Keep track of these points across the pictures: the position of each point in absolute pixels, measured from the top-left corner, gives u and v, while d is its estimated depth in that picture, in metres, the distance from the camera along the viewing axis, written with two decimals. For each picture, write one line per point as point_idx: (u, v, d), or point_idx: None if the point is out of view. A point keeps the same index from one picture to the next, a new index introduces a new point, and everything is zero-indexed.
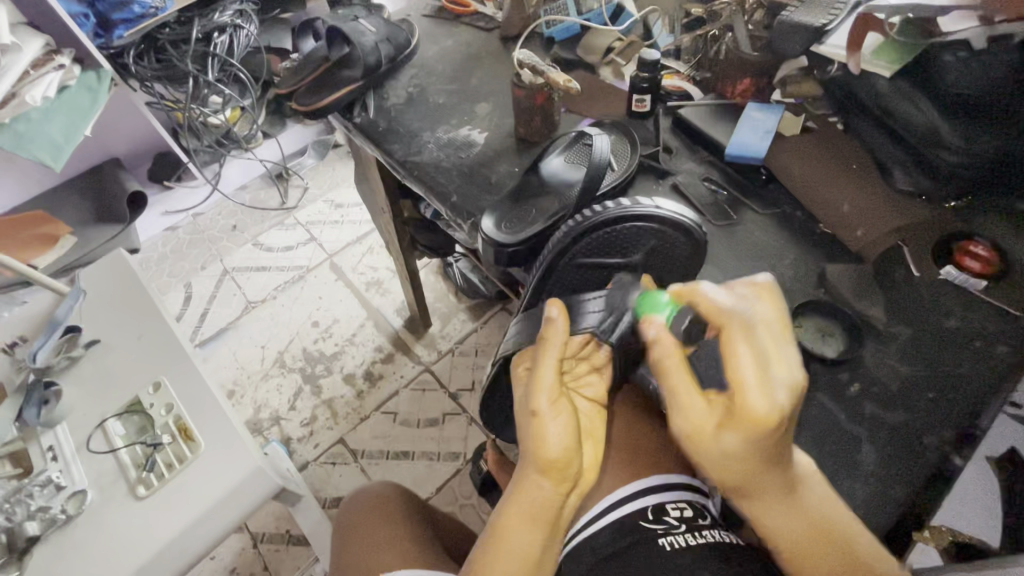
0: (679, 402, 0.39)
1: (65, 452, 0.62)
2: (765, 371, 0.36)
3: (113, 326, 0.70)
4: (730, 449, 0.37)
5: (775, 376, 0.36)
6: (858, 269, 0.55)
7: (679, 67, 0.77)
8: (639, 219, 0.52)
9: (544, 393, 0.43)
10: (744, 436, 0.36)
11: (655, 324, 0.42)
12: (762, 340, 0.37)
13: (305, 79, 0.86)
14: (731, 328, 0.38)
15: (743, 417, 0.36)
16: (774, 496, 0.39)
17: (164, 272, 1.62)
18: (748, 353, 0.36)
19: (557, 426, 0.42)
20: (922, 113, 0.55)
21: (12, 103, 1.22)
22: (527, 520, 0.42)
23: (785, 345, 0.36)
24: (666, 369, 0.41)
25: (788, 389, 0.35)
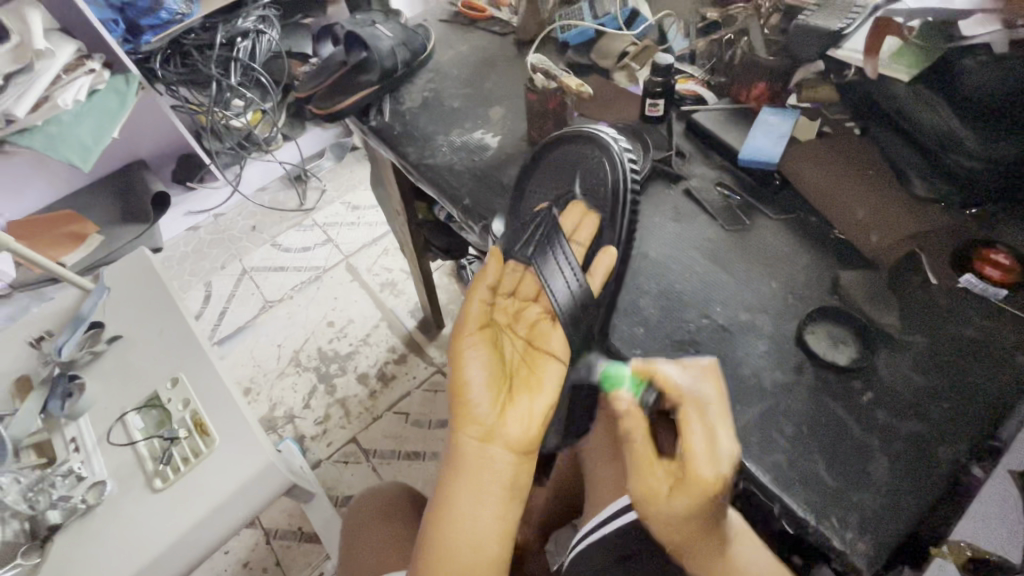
0: (637, 480, 0.46)
1: (87, 444, 0.63)
2: (713, 442, 0.43)
3: (136, 322, 0.72)
4: (677, 513, 0.44)
5: (721, 449, 0.43)
6: (873, 275, 0.54)
7: (693, 71, 0.76)
8: (561, 151, 0.63)
9: (462, 340, 0.55)
10: (691, 500, 0.43)
11: (624, 399, 0.48)
12: (711, 419, 0.44)
13: (322, 83, 0.88)
14: (688, 407, 0.44)
15: (691, 484, 0.42)
16: (706, 553, 0.45)
17: (186, 271, 1.66)
18: (699, 427, 0.43)
19: (472, 369, 0.53)
20: (937, 117, 0.54)
21: (45, 105, 1.28)
22: (457, 467, 0.51)
23: (724, 421, 0.44)
24: (633, 438, 0.47)
25: (729, 460, 0.42)
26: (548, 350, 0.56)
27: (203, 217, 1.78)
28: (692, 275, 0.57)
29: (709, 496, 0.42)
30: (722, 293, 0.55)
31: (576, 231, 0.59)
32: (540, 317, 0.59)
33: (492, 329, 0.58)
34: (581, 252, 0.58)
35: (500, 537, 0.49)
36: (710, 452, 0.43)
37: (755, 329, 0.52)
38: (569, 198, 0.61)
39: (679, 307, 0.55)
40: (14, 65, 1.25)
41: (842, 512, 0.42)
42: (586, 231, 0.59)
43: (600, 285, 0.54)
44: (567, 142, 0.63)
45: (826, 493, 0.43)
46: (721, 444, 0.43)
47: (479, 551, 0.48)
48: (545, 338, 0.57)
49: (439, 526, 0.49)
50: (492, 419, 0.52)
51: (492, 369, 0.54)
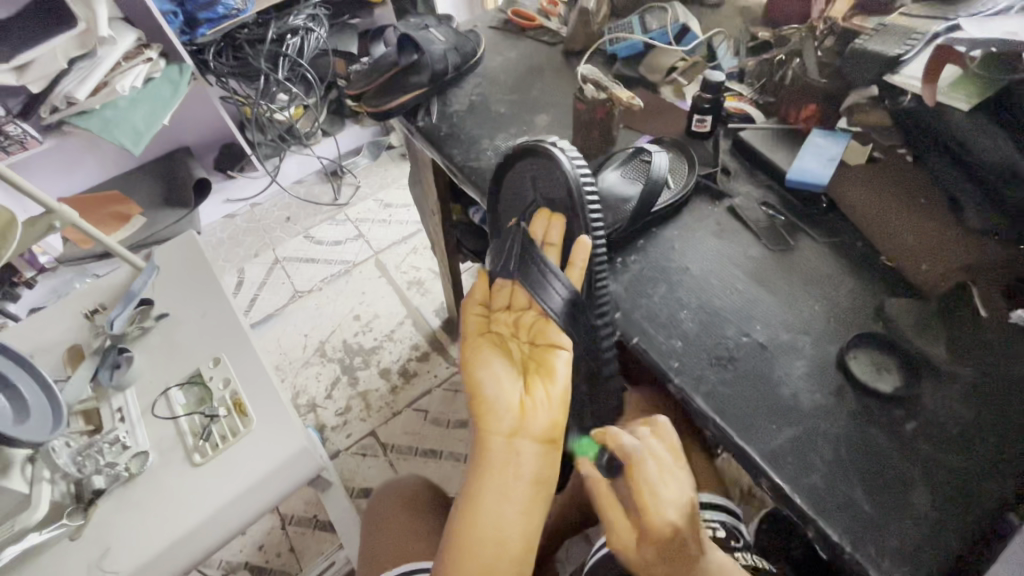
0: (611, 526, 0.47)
1: (132, 415, 0.66)
2: (658, 492, 0.46)
3: (182, 301, 0.75)
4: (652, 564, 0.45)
5: (665, 497, 0.46)
6: (920, 304, 0.53)
7: (741, 89, 0.76)
8: (521, 161, 0.61)
9: (470, 356, 0.56)
10: (656, 546, 0.44)
11: (587, 465, 0.51)
12: (655, 476, 0.47)
13: (374, 82, 0.90)
14: (635, 464, 0.48)
15: (652, 534, 0.44)
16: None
17: (221, 256, 1.71)
18: (654, 470, 0.47)
19: (484, 375, 0.54)
20: (997, 147, 0.54)
21: (104, 90, 1.35)
22: (481, 468, 0.51)
23: (670, 476, 0.47)
24: (604, 506, 0.48)
25: (677, 508, 0.45)
26: (552, 343, 0.55)
27: (240, 206, 1.83)
28: (733, 292, 0.57)
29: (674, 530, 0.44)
30: (762, 311, 0.55)
31: (547, 235, 0.59)
32: (538, 317, 0.57)
33: (494, 336, 0.58)
34: (557, 253, 0.58)
35: (526, 534, 0.50)
36: (658, 501, 0.46)
37: (797, 350, 0.52)
38: (535, 207, 0.61)
39: (719, 323, 0.55)
40: (79, 51, 1.32)
41: (878, 539, 0.42)
42: (556, 232, 0.58)
43: (580, 277, 0.55)
44: (523, 159, 0.61)
45: (864, 519, 0.43)
46: (663, 492, 0.46)
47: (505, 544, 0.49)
48: (545, 333, 0.56)
49: (467, 524, 0.50)
50: (512, 415, 0.52)
51: (504, 369, 0.55)
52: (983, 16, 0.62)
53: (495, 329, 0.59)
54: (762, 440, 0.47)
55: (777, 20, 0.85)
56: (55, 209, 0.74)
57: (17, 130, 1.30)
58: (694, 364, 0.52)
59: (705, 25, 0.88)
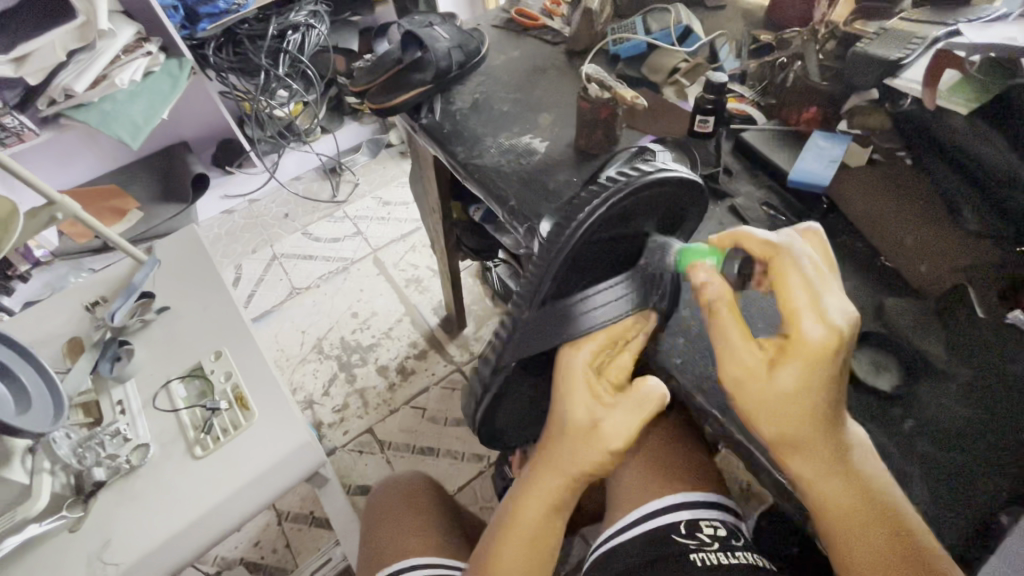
0: (730, 346, 0.40)
1: (133, 407, 0.65)
2: (820, 300, 0.37)
3: (183, 295, 0.75)
4: (785, 393, 0.38)
5: (830, 303, 0.37)
6: (920, 304, 0.53)
7: (743, 91, 0.77)
8: (657, 182, 0.50)
9: (564, 380, 0.50)
10: (804, 369, 0.37)
11: (703, 270, 0.43)
12: (814, 275, 0.38)
13: (377, 78, 0.90)
14: (782, 258, 0.39)
15: (802, 351, 0.37)
16: (823, 457, 0.40)
17: (218, 251, 1.70)
18: (805, 279, 0.38)
19: (577, 405, 0.49)
20: (997, 152, 0.55)
21: (103, 83, 1.34)
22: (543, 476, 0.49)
23: (832, 282, 0.38)
24: (718, 312, 0.41)
25: (842, 315, 0.37)
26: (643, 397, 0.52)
27: (238, 202, 1.83)
28: None
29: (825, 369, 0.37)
30: None
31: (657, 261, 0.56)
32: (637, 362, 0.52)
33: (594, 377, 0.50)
34: None
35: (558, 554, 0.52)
36: (819, 309, 0.37)
37: None
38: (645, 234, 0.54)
39: None
40: (77, 44, 1.31)
41: None
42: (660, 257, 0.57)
43: None
44: (626, 194, 0.49)
45: None
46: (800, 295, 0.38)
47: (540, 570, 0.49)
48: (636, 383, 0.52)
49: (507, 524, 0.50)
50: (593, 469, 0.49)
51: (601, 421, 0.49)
52: (983, 22, 0.63)
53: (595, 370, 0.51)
54: None
55: (778, 23, 0.86)
56: (58, 200, 0.73)
57: (13, 122, 1.29)
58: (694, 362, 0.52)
59: (707, 27, 0.89)
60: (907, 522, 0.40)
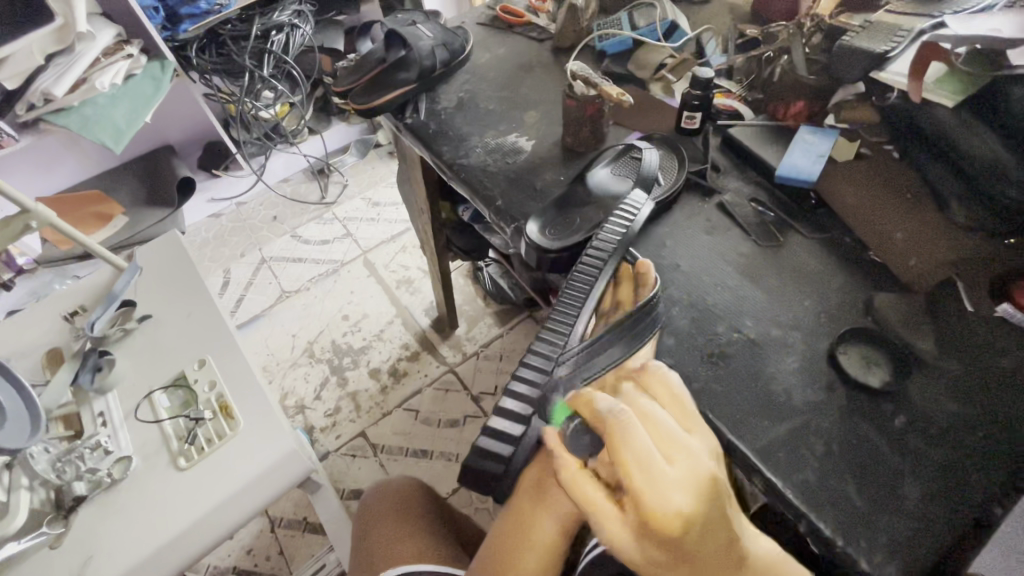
0: (590, 507, 0.38)
1: (115, 419, 0.64)
2: (655, 472, 0.36)
3: (166, 303, 0.74)
4: (631, 552, 0.37)
5: (652, 486, 0.36)
6: (908, 299, 0.53)
7: (729, 86, 0.77)
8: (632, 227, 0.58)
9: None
10: (641, 533, 0.36)
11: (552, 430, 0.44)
12: (635, 446, 0.37)
13: (360, 78, 0.88)
14: (611, 430, 0.38)
15: (644, 520, 0.36)
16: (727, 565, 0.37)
17: (206, 256, 1.69)
18: (644, 438, 0.37)
19: (604, 416, 0.46)
20: (986, 145, 0.54)
21: (83, 87, 1.32)
22: (566, 478, 0.46)
23: (659, 453, 0.37)
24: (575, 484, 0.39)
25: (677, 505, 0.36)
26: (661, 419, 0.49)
27: (225, 205, 1.81)
28: (725, 289, 0.57)
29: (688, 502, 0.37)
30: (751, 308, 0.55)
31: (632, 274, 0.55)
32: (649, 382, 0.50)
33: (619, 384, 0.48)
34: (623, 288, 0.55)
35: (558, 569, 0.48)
36: (644, 483, 0.36)
37: (787, 345, 0.52)
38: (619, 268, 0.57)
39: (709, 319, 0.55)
40: (55, 47, 1.29)
41: (871, 533, 0.42)
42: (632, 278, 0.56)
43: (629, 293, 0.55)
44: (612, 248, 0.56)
45: (857, 515, 0.43)
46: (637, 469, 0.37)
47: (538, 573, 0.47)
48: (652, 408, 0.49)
49: (513, 516, 0.48)
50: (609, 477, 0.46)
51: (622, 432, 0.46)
52: (969, 12, 0.63)
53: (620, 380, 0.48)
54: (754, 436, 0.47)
55: (764, 17, 0.86)
56: (31, 209, 0.71)
57: None
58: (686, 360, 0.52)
59: (693, 22, 0.89)
60: None
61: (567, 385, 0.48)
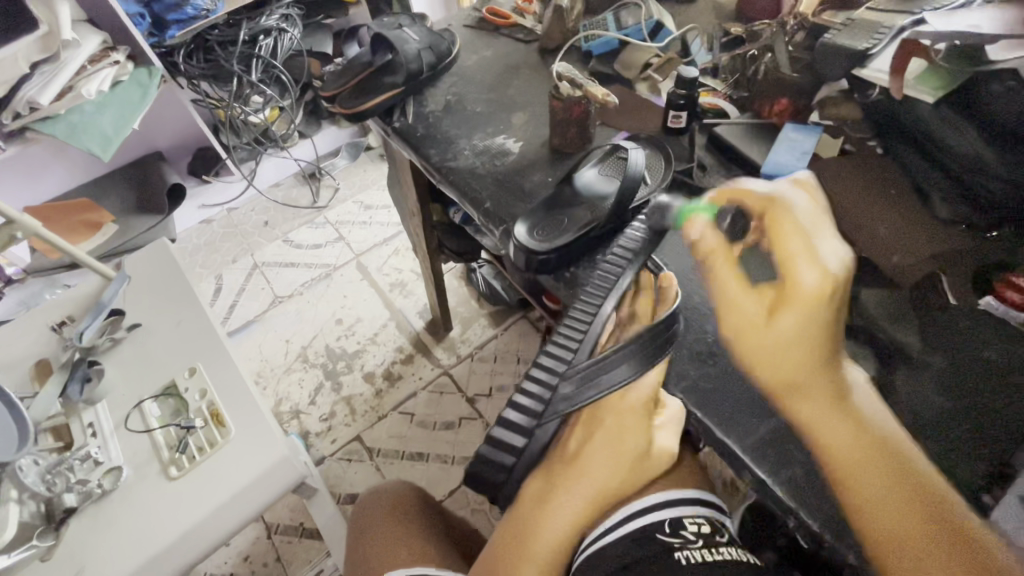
0: (733, 303, 0.40)
1: (104, 429, 0.63)
2: (813, 255, 0.37)
3: (155, 312, 0.74)
4: (785, 337, 0.38)
5: (822, 249, 0.38)
6: (892, 293, 0.54)
7: (715, 84, 0.77)
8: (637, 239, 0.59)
9: (615, 417, 0.50)
10: (802, 317, 0.37)
11: (697, 225, 0.47)
12: (804, 224, 0.40)
13: (347, 83, 0.88)
14: (775, 210, 0.40)
15: (800, 298, 0.37)
16: (824, 407, 0.38)
17: (198, 262, 1.68)
18: (807, 217, 0.40)
19: (603, 441, 0.50)
20: (965, 140, 0.54)
21: (69, 95, 1.31)
22: (567, 489, 0.50)
23: (829, 224, 0.40)
24: (715, 269, 0.43)
25: (837, 259, 0.38)
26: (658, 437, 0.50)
27: (216, 210, 1.80)
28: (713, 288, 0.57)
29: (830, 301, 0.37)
30: None
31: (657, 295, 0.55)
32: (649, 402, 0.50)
33: (618, 415, 0.50)
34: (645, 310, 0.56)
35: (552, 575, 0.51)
36: (809, 252, 0.38)
37: None
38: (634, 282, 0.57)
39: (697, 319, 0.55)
40: (40, 55, 1.28)
41: None
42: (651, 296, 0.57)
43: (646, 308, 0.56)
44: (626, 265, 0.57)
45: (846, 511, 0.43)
46: (793, 242, 0.38)
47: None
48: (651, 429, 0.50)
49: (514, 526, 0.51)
50: (598, 497, 0.50)
51: (616, 455, 0.49)
52: (950, 9, 0.63)
53: (620, 409, 0.50)
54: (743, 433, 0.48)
55: (749, 15, 0.86)
56: (17, 219, 0.71)
57: None
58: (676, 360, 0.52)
59: (678, 22, 0.89)
60: (922, 478, 0.37)
61: (570, 403, 0.48)
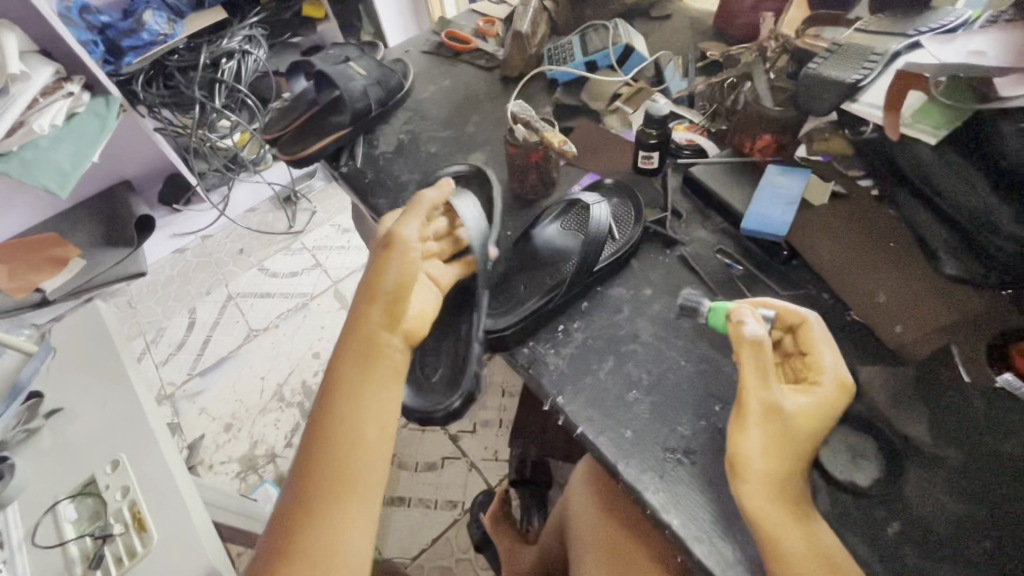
0: (746, 385, 0.39)
1: (11, 541, 0.57)
2: (834, 368, 0.40)
3: (79, 392, 0.67)
4: (793, 433, 0.37)
5: (839, 369, 0.40)
6: (895, 373, 0.46)
7: (691, 116, 0.70)
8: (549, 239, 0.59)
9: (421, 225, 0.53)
10: (824, 414, 0.38)
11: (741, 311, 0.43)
12: (821, 339, 0.42)
13: (290, 123, 0.81)
14: (809, 322, 0.43)
15: (827, 404, 0.38)
16: (776, 518, 0.36)
17: (170, 295, 1.60)
18: (827, 339, 0.42)
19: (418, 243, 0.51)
20: (972, 191, 0.47)
21: (19, 131, 1.18)
22: (347, 461, 0.41)
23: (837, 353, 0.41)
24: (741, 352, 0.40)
25: (834, 390, 0.39)
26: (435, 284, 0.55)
27: (189, 239, 1.72)
28: (692, 360, 0.50)
29: (827, 423, 0.38)
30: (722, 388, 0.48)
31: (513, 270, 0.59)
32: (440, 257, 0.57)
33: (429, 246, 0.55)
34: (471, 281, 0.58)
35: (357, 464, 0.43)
36: (832, 364, 0.40)
37: None
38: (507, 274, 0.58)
39: (674, 404, 0.48)
40: None
41: None
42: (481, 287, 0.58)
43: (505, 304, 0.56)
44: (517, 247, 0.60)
45: None
46: (827, 356, 0.41)
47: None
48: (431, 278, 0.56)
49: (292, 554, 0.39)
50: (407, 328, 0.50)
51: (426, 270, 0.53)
52: (948, 31, 0.56)
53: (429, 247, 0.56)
54: (725, 552, 0.41)
55: (728, 33, 0.79)
56: None
57: None
58: (648, 458, 0.45)
59: (652, 42, 0.82)
60: None
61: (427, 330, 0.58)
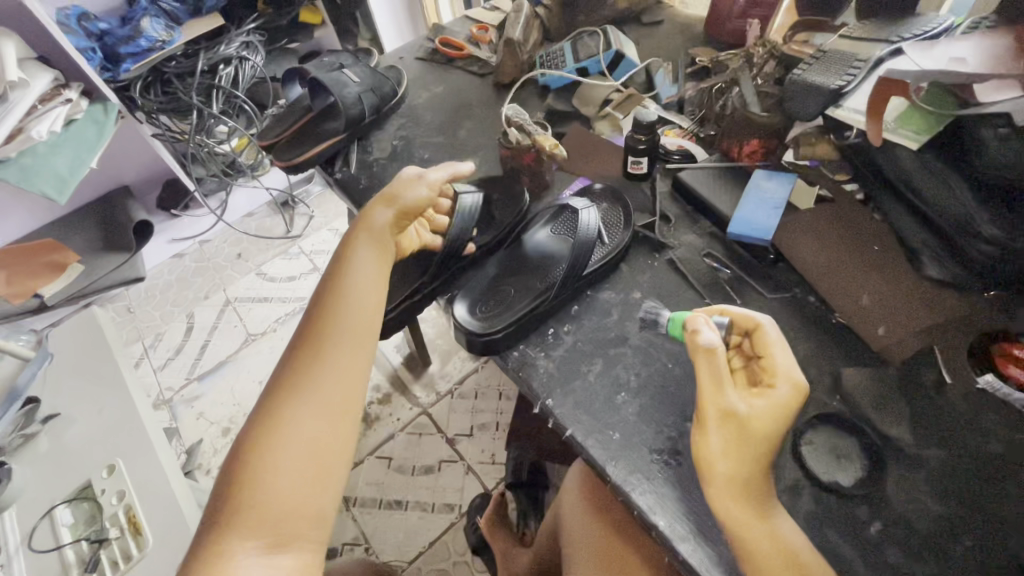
0: (703, 392, 0.40)
1: (9, 547, 0.57)
2: (787, 371, 0.40)
3: (79, 398, 0.69)
4: (752, 436, 0.38)
5: (791, 369, 0.40)
6: (879, 375, 0.47)
7: (680, 121, 0.71)
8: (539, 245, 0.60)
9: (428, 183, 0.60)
10: (779, 416, 0.38)
11: (695, 320, 0.44)
12: (772, 341, 0.42)
13: (286, 130, 0.82)
14: (761, 326, 0.43)
15: (780, 407, 0.38)
16: (741, 518, 0.37)
17: (168, 300, 1.61)
18: (778, 341, 0.42)
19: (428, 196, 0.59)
20: (954, 196, 0.47)
21: (18, 137, 1.16)
22: (346, 357, 0.47)
23: (790, 354, 0.41)
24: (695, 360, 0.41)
25: (786, 394, 0.39)
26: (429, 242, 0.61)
27: (188, 244, 1.73)
28: (679, 362, 0.51)
29: (784, 426, 0.38)
30: None
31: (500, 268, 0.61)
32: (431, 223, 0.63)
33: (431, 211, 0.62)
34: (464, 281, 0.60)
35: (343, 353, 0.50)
36: (785, 366, 0.40)
37: None
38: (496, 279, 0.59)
39: (661, 406, 0.49)
40: None
41: None
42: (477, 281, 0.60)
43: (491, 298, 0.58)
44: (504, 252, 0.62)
45: None
46: (779, 356, 0.41)
47: (327, 445, 0.44)
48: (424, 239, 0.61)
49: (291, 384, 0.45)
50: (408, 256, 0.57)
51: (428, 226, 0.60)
52: (932, 36, 0.57)
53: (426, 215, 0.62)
54: (710, 552, 0.41)
55: (718, 39, 0.79)
56: None
57: None
58: (635, 459, 0.46)
59: (642, 48, 0.83)
60: None
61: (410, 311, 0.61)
